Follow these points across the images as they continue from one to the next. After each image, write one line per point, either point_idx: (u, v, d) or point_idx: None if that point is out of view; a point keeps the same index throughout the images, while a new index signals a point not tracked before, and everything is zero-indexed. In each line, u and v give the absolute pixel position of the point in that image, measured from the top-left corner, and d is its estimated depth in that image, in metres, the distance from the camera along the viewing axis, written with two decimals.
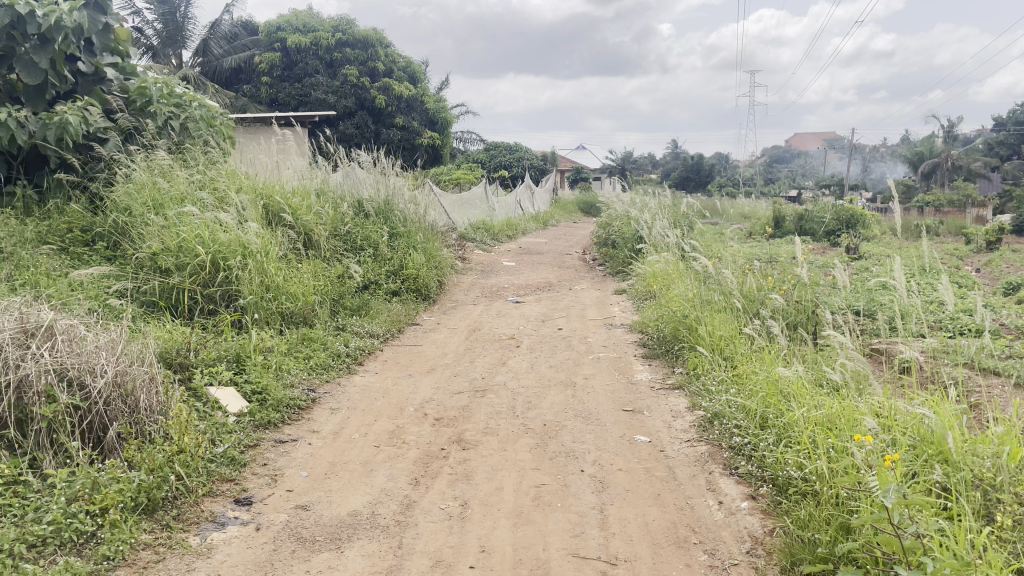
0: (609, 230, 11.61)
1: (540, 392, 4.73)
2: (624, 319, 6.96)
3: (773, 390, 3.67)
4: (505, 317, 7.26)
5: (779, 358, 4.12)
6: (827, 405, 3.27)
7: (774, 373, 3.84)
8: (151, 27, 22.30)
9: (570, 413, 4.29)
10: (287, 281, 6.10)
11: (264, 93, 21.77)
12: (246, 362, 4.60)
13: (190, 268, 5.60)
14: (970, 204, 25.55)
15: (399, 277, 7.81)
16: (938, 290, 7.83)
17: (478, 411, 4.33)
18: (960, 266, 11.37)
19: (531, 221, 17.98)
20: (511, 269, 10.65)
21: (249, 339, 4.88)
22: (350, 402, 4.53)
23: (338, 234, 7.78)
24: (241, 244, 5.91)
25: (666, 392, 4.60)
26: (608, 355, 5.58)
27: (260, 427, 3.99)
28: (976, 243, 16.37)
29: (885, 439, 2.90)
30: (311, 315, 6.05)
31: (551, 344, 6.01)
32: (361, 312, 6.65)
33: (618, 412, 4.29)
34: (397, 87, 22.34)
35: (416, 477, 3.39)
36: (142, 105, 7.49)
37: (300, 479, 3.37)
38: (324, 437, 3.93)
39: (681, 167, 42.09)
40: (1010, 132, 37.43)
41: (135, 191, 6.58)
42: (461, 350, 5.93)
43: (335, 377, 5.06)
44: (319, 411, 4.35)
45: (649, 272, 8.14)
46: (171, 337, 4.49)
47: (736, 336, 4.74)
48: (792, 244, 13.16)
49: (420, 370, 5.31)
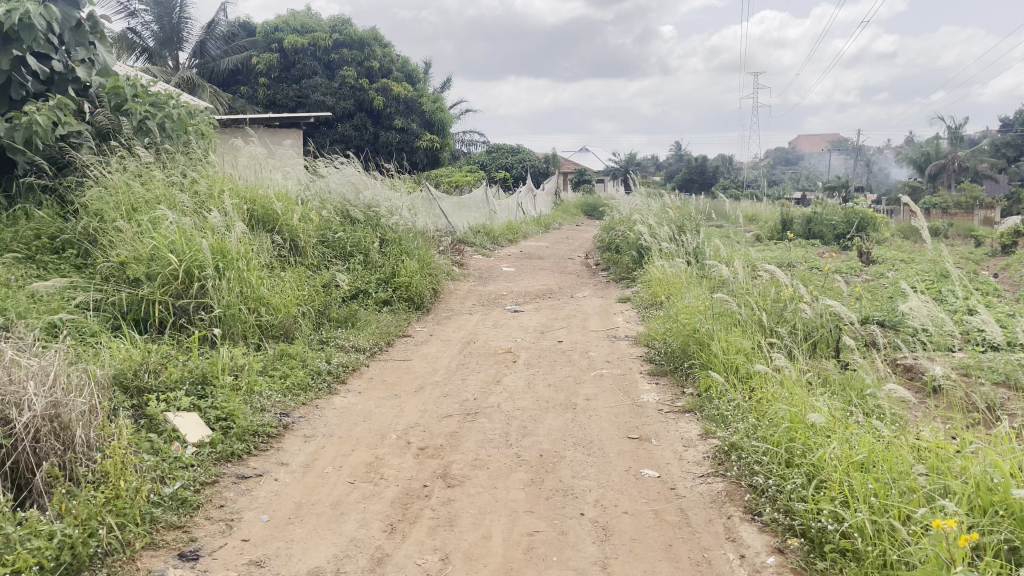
0: (613, 234, 11.19)
1: (536, 416, 4.29)
2: (628, 331, 6.52)
3: (797, 415, 3.24)
4: (502, 328, 6.83)
5: (802, 381, 3.69)
6: (861, 442, 2.84)
7: (798, 399, 3.41)
8: (148, 29, 21.99)
9: (570, 441, 3.85)
10: (268, 291, 5.69)
11: (261, 95, 21.38)
12: (213, 383, 4.19)
13: (161, 277, 5.20)
14: (978, 207, 25.08)
15: (391, 285, 7.36)
16: (962, 299, 7.39)
17: (467, 439, 3.90)
18: (978, 271, 10.93)
19: (533, 224, 17.58)
20: (511, 275, 10.21)
21: (218, 356, 4.46)
22: (327, 428, 4.10)
23: (325, 241, 7.36)
24: (219, 250, 5.50)
25: (676, 416, 4.17)
26: (611, 372, 5.15)
27: (222, 459, 3.57)
28: (989, 246, 15.88)
29: (937, 485, 2.48)
30: (293, 328, 5.62)
31: (550, 359, 5.58)
32: (348, 324, 6.22)
33: (623, 441, 3.86)
34: (396, 87, 21.98)
35: (391, 523, 2.97)
36: (117, 105, 7.09)
37: (258, 526, 2.95)
38: (293, 472, 3.51)
39: (686, 168, 41.59)
40: (1018, 133, 36.92)
41: (107, 195, 6.18)
42: (453, 365, 5.50)
43: (314, 399, 4.63)
44: (291, 439, 3.92)
45: (655, 279, 7.72)
46: (129, 357, 4.08)
47: (752, 353, 4.30)
48: (802, 249, 12.73)
49: (407, 390, 4.87)
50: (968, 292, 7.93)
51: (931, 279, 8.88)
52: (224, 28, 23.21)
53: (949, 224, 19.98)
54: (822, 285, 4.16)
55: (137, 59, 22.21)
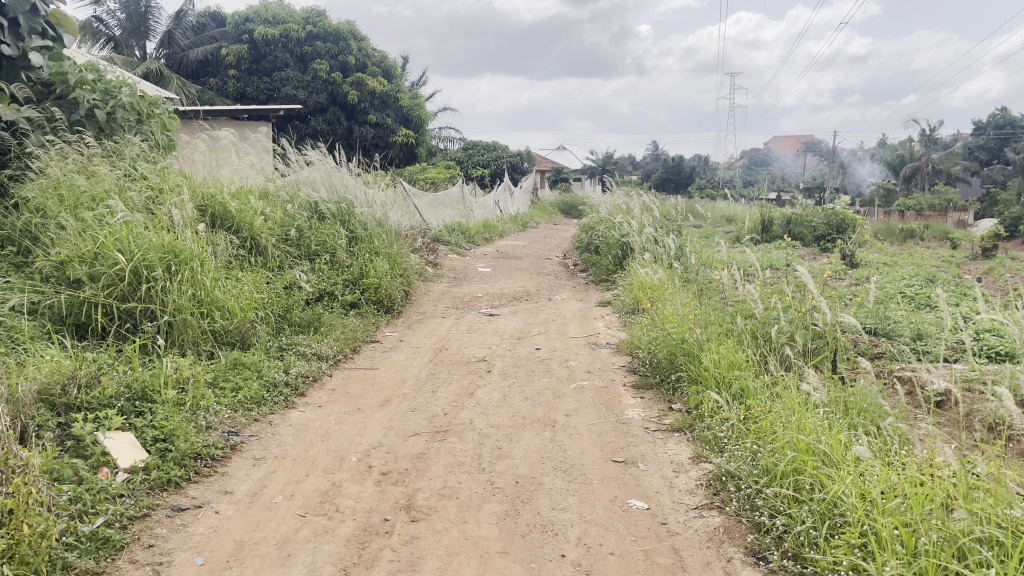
0: (592, 233, 10.85)
1: (512, 434, 3.93)
2: (610, 338, 6.16)
3: (802, 440, 2.91)
4: (476, 333, 6.46)
5: (806, 400, 3.36)
6: (880, 478, 2.54)
7: (804, 422, 3.08)
8: (114, 18, 21.34)
9: (549, 466, 3.49)
10: (223, 293, 5.26)
11: (231, 87, 20.79)
12: (154, 399, 3.77)
13: (105, 278, 4.76)
14: (952, 210, 25.14)
15: (359, 287, 6.95)
16: (953, 305, 7.13)
17: (435, 463, 3.52)
18: (963, 276, 10.73)
19: (510, 223, 17.21)
20: (487, 276, 9.82)
21: (160, 367, 4.03)
22: (279, 448, 3.70)
23: (288, 239, 6.94)
24: (171, 248, 5.07)
25: (665, 436, 3.82)
26: (593, 384, 4.80)
27: (156, 488, 3.17)
28: (967, 250, 15.78)
29: (975, 534, 2.18)
30: (250, 333, 5.19)
31: (527, 369, 5.21)
32: (310, 329, 5.80)
33: (608, 465, 3.50)
34: (371, 82, 21.53)
35: (344, 567, 2.60)
36: (63, 93, 6.60)
37: (190, 572, 2.56)
38: (236, 503, 3.11)
39: (663, 167, 41.40)
40: (989, 136, 37.19)
41: (50, 188, 5.71)
42: (423, 376, 5.11)
43: (268, 415, 4.21)
44: (238, 462, 3.52)
45: (636, 282, 7.37)
46: (58, 370, 3.65)
47: (748, 368, 3.97)
48: (784, 250, 12.49)
49: (371, 404, 4.48)
50: (957, 298, 7.69)
51: (917, 283, 8.62)
52: (193, 18, 22.57)
53: (926, 226, 19.90)
54: (827, 291, 3.83)
55: (103, 48, 21.52)
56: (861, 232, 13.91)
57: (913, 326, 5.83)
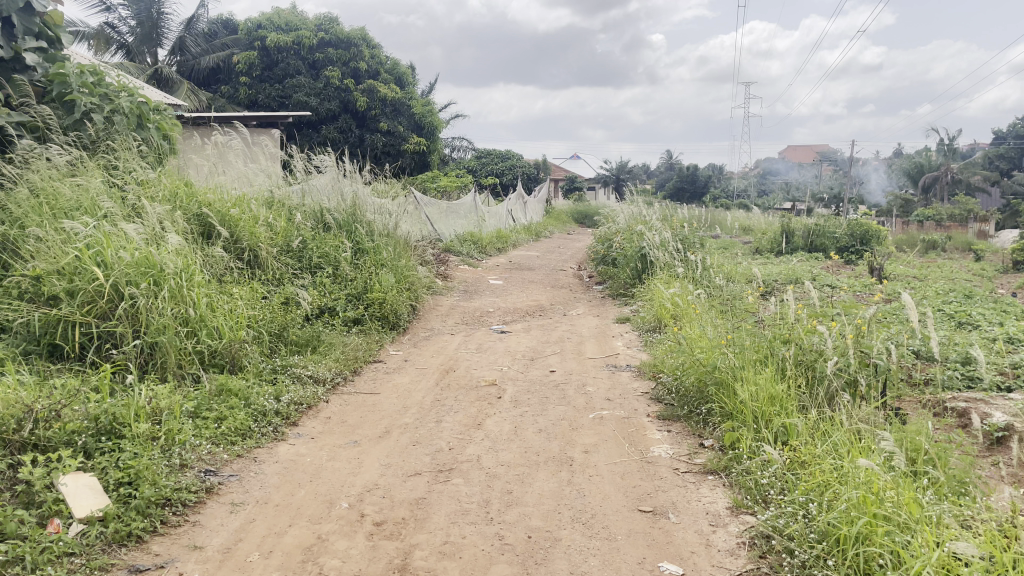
0: (609, 245, 10.42)
1: (524, 475, 3.49)
2: (630, 360, 5.72)
3: (872, 501, 2.49)
4: (486, 353, 6.03)
5: (866, 448, 2.92)
6: (974, 558, 2.11)
7: (870, 478, 2.65)
8: (126, 24, 21.15)
9: (565, 516, 3.05)
10: (212, 311, 4.86)
11: (242, 95, 20.52)
12: (122, 434, 3.37)
13: (83, 295, 4.37)
14: (972, 221, 24.59)
15: (362, 302, 6.53)
16: (998, 325, 6.63)
17: (436, 511, 3.09)
18: (998, 291, 10.19)
19: (523, 233, 16.81)
20: (499, 289, 9.41)
21: (132, 397, 3.62)
22: (262, 491, 3.28)
23: (290, 251, 6.55)
24: (155, 263, 4.67)
25: (697, 480, 3.37)
26: (613, 414, 4.35)
27: (114, 544, 2.75)
28: (995, 263, 15.21)
29: None
30: (240, 354, 4.77)
31: (541, 396, 4.77)
32: (308, 349, 5.40)
33: (633, 516, 3.06)
34: (382, 89, 21.23)
35: None
36: (57, 95, 6.25)
37: None
38: (206, 561, 2.69)
39: (677, 177, 40.92)
40: (1011, 145, 36.52)
41: (33, 197, 5.35)
42: (428, 402, 4.69)
43: (253, 449, 3.79)
44: (214, 508, 3.11)
45: (658, 299, 6.92)
46: (16, 401, 3.25)
47: (791, 404, 3.53)
48: (808, 263, 12.00)
49: (369, 436, 4.06)
50: (999, 316, 7.18)
51: (953, 300, 8.11)
52: (205, 25, 22.32)
53: (949, 238, 19.31)
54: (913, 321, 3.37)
55: (113, 55, 21.26)
56: (886, 244, 13.39)
57: (961, 350, 5.35)
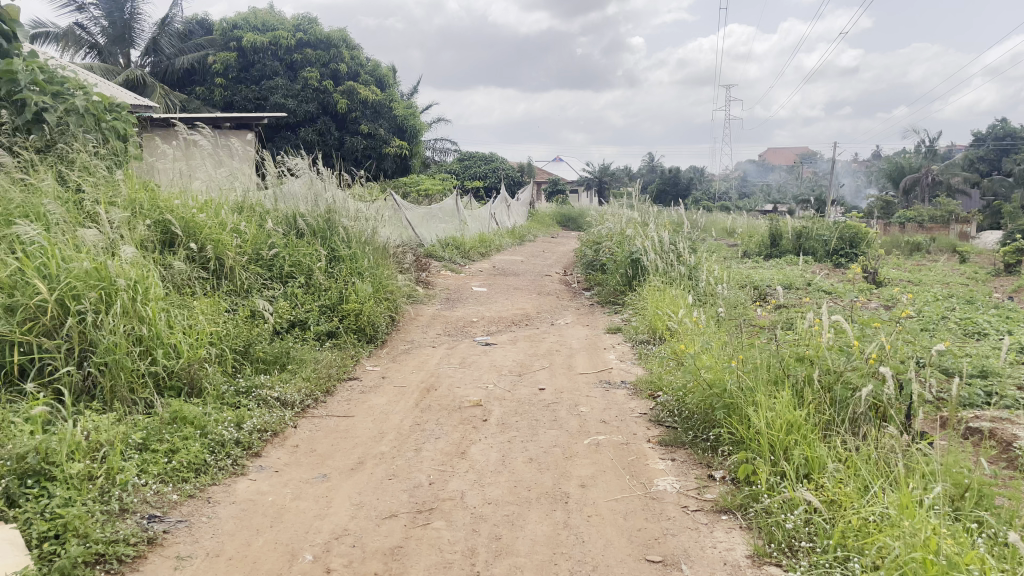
0: (598, 250, 10.03)
1: (515, 515, 3.09)
2: (625, 375, 5.32)
3: (931, 562, 2.12)
4: (470, 368, 5.62)
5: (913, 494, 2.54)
6: None
7: (922, 533, 2.27)
8: (97, 24, 20.55)
9: (563, 569, 2.65)
10: (170, 327, 4.41)
11: (218, 96, 19.97)
12: (53, 475, 2.92)
13: (21, 310, 3.89)
14: (955, 224, 24.47)
15: (336, 314, 6.11)
16: (1009, 334, 6.29)
17: (414, 564, 2.69)
18: (995, 295, 9.89)
19: (508, 237, 16.42)
20: (483, 296, 9.01)
21: (68, 430, 3.17)
22: (214, 541, 2.86)
23: (259, 259, 6.11)
24: (108, 275, 4.22)
25: (710, 522, 2.99)
26: (610, 440, 3.96)
27: None
28: (984, 265, 14.94)
29: None
30: (200, 375, 4.34)
31: (531, 418, 4.37)
32: (277, 367, 4.98)
33: (640, 567, 2.67)
34: (362, 91, 20.77)
35: None
36: (7, 93, 5.77)
37: None
38: None
39: (660, 179, 40.68)
40: (991, 148, 36.56)
41: None
42: (407, 426, 4.28)
43: (207, 487, 3.36)
44: (156, 564, 2.68)
45: (652, 308, 6.53)
46: None
47: (812, 433, 3.15)
48: (799, 268, 11.68)
49: (340, 469, 3.64)
50: (1008, 323, 6.84)
51: (955, 307, 7.77)
52: (180, 25, 21.74)
53: (934, 239, 19.10)
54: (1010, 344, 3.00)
55: (84, 55, 20.64)
56: (877, 247, 13.06)
57: (978, 362, 4.98)
